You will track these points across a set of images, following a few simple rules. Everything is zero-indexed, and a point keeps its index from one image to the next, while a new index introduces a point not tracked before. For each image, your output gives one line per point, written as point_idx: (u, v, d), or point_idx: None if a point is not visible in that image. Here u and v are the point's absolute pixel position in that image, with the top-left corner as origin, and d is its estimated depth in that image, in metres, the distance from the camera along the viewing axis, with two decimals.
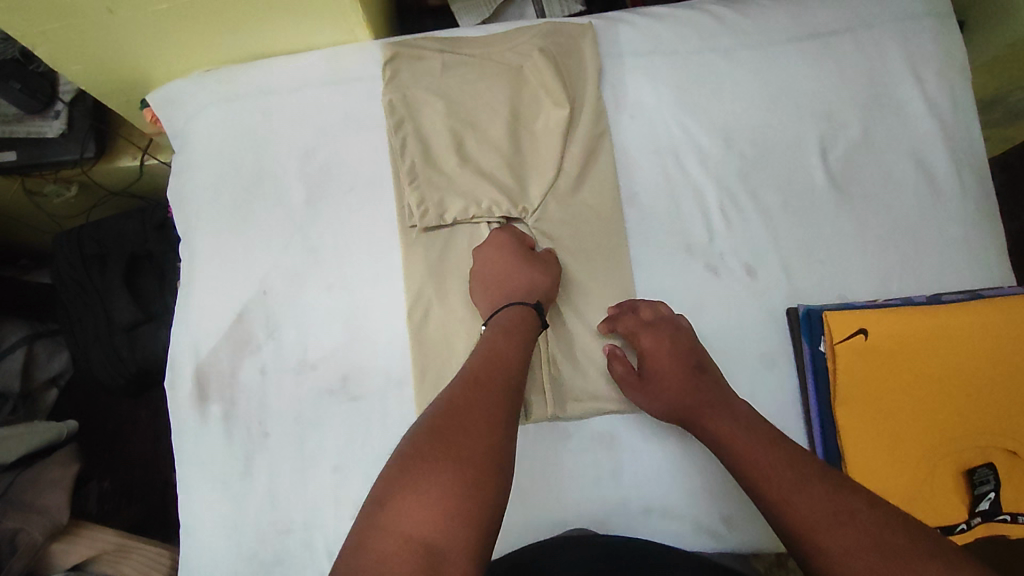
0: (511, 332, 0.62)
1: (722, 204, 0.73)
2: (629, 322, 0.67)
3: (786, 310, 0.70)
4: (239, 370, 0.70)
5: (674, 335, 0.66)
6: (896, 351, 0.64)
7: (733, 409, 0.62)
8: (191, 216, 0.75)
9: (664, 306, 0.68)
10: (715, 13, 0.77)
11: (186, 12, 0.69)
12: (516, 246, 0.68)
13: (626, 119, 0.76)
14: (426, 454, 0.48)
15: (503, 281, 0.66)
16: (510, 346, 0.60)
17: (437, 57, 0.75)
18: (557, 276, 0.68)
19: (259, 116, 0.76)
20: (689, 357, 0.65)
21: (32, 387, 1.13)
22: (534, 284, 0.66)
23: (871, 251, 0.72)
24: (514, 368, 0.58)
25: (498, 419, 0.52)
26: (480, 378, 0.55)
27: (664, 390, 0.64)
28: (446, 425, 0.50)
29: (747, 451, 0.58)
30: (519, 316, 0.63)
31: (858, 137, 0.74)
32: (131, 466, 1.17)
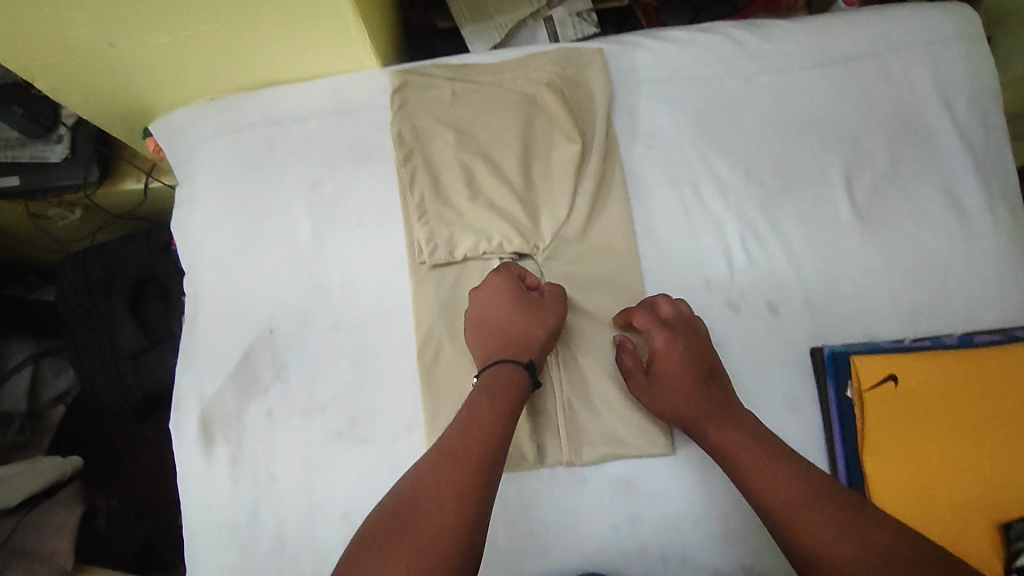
0: (494, 394, 0.59)
1: (744, 238, 0.70)
2: (644, 319, 0.65)
3: (810, 350, 0.67)
4: (246, 412, 0.69)
5: (689, 337, 0.64)
6: (929, 397, 0.62)
7: (739, 420, 0.60)
8: (194, 251, 0.73)
9: (685, 305, 0.66)
10: (735, 37, 0.74)
11: (189, 45, 0.67)
12: (514, 293, 0.65)
13: (643, 149, 0.72)
14: (388, 538, 0.49)
15: (500, 333, 0.64)
16: (493, 410, 0.58)
17: (447, 85, 0.73)
18: (553, 327, 0.64)
19: (264, 148, 0.74)
20: (701, 362, 0.63)
21: (39, 405, 1.12)
22: (528, 338, 0.63)
23: (902, 287, 0.69)
24: (495, 429, 0.57)
25: (467, 493, 0.52)
26: (453, 447, 0.55)
27: (672, 392, 0.63)
28: (411, 505, 0.51)
29: (750, 462, 0.57)
30: (508, 376, 0.61)
31: (886, 166, 0.71)
32: (140, 484, 1.16)
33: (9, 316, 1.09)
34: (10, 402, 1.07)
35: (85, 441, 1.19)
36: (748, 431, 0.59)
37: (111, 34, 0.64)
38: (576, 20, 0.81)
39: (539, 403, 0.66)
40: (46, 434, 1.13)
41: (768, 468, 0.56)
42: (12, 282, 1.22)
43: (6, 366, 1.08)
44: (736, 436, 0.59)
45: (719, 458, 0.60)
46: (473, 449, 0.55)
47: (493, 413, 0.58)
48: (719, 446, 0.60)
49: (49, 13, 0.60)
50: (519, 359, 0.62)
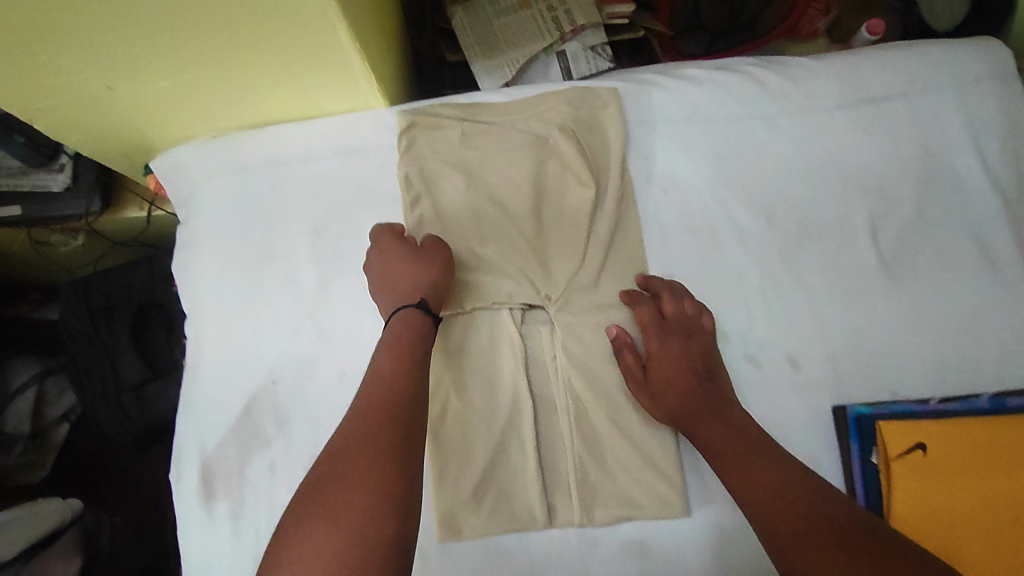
0: (393, 344, 0.59)
1: (764, 288, 0.67)
2: (646, 314, 0.65)
3: (831, 409, 0.64)
4: (248, 465, 0.67)
5: (686, 336, 0.64)
6: (962, 467, 0.60)
7: (727, 416, 0.60)
8: (196, 295, 0.71)
9: (690, 302, 0.65)
10: (755, 75, 0.71)
11: (190, 87, 0.65)
12: (401, 247, 0.65)
13: (659, 194, 0.70)
14: (313, 500, 0.49)
15: (393, 286, 0.63)
16: (392, 358, 0.58)
17: (456, 125, 0.71)
18: (442, 265, 0.64)
19: (267, 190, 0.72)
20: (698, 360, 0.63)
21: (42, 427, 1.09)
22: (419, 280, 0.63)
23: (930, 342, 0.65)
24: (408, 378, 0.57)
25: (391, 445, 0.52)
26: (369, 405, 0.55)
27: (666, 389, 0.62)
28: (336, 468, 0.51)
29: (725, 450, 0.58)
30: (404, 321, 0.60)
31: (913, 214, 0.68)
32: (141, 504, 1.16)
33: (12, 338, 1.13)
34: (13, 425, 1.04)
35: (91, 457, 1.18)
36: (737, 428, 0.59)
37: (110, 78, 0.62)
38: (590, 54, 0.78)
39: (549, 461, 0.65)
40: (48, 454, 1.10)
41: (730, 448, 0.58)
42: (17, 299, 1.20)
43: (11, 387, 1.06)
44: (723, 431, 0.59)
45: (710, 457, 0.59)
46: (390, 401, 0.55)
47: (400, 365, 0.57)
48: (710, 444, 0.59)
49: (45, 60, 0.58)
50: (411, 300, 0.61)
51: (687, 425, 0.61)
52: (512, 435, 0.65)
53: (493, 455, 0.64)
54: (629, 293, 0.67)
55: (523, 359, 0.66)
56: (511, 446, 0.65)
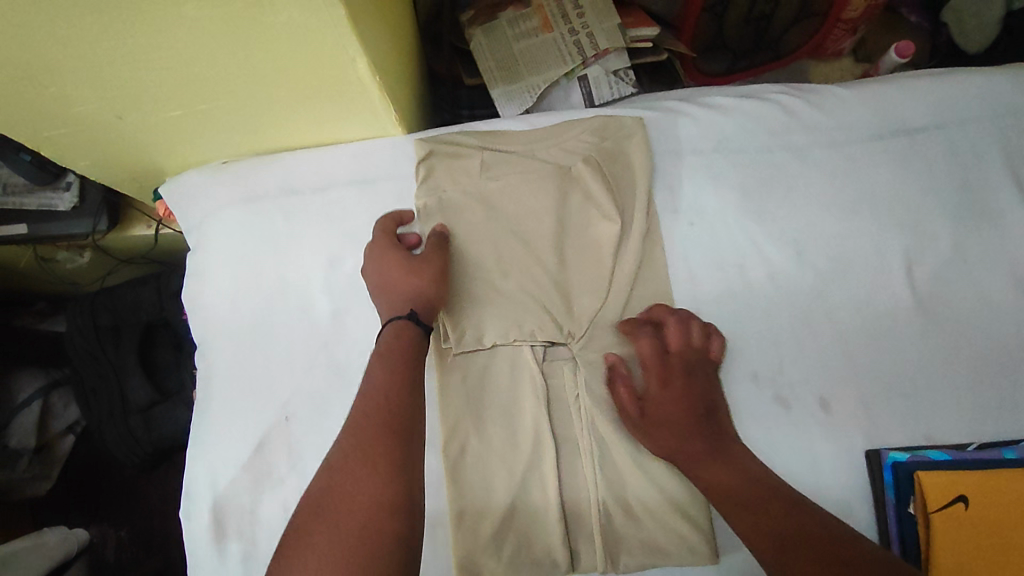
0: (385, 354, 0.57)
1: (794, 327, 0.65)
2: (647, 346, 0.62)
3: (865, 452, 0.62)
4: (260, 505, 0.64)
5: (689, 372, 0.60)
6: (1011, 524, 0.56)
7: (727, 451, 0.57)
8: (207, 327, 0.69)
9: (694, 334, 0.62)
10: (785, 104, 0.69)
11: (202, 117, 0.63)
12: (398, 253, 0.63)
13: (686, 228, 0.67)
14: (312, 515, 0.49)
15: (385, 294, 0.61)
16: (383, 366, 0.56)
17: (477, 154, 0.69)
18: (434, 275, 0.62)
19: (280, 219, 0.69)
20: (700, 398, 0.60)
21: (47, 439, 1.07)
22: (410, 290, 0.60)
23: (967, 386, 0.63)
24: (401, 385, 0.55)
25: (395, 443, 0.52)
26: (361, 416, 0.54)
27: (663, 428, 0.59)
28: (334, 482, 0.50)
29: (733, 495, 0.55)
30: (392, 332, 0.59)
31: (949, 252, 0.66)
32: (149, 516, 1.13)
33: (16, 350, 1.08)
34: (17, 439, 1.02)
35: (94, 470, 1.15)
36: (741, 470, 0.56)
37: (119, 108, 0.60)
38: (613, 79, 0.76)
39: (572, 507, 0.62)
40: (54, 466, 1.08)
41: (745, 490, 0.54)
42: (22, 310, 1.17)
43: (16, 401, 1.04)
44: (725, 472, 0.56)
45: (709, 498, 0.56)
46: (384, 411, 0.54)
47: (392, 372, 0.56)
48: (710, 484, 0.56)
49: (53, 92, 0.56)
50: (399, 312, 0.60)
51: (685, 465, 0.57)
52: (533, 479, 0.62)
53: (513, 500, 0.62)
54: (629, 324, 0.63)
55: (544, 401, 0.63)
56: (532, 490, 0.62)
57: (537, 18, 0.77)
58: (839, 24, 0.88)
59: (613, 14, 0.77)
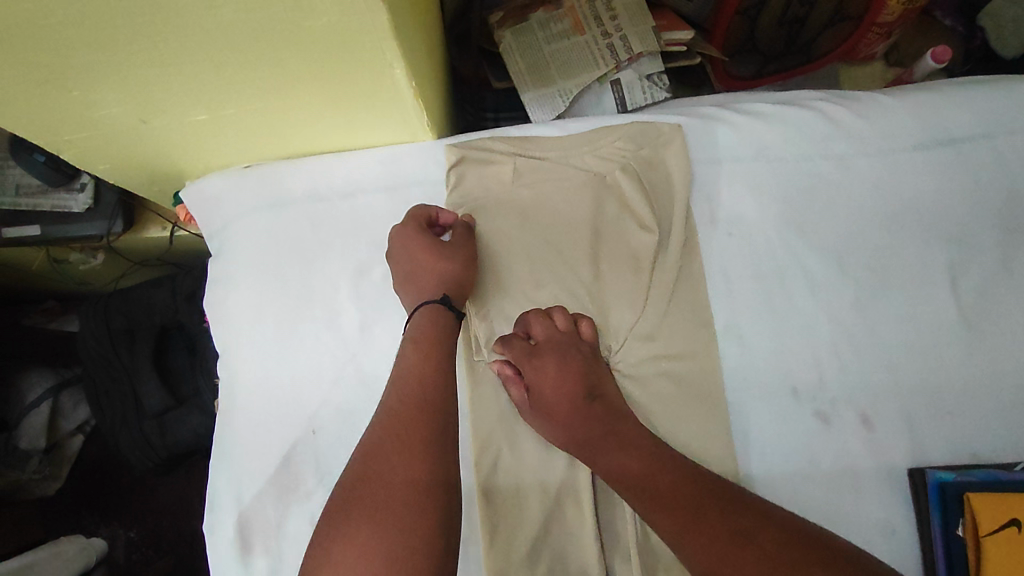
0: (418, 338, 0.56)
1: (835, 340, 0.63)
2: (517, 347, 0.60)
3: (909, 470, 0.60)
4: (286, 522, 0.61)
5: (561, 356, 0.59)
6: None
7: (615, 431, 0.56)
8: (230, 333, 0.67)
9: (559, 319, 0.61)
10: (825, 112, 0.68)
11: (229, 120, 0.61)
12: (425, 238, 0.61)
13: (725, 238, 0.66)
14: (351, 499, 0.47)
15: (416, 280, 0.60)
16: (416, 353, 0.55)
17: (509, 160, 0.67)
18: (465, 260, 0.62)
19: (307, 225, 0.68)
20: (579, 380, 0.58)
21: (57, 439, 1.05)
22: (442, 275, 0.60)
23: (1014, 403, 0.62)
24: (437, 368, 0.54)
25: (436, 423, 0.51)
26: (396, 399, 0.52)
27: (552, 417, 0.58)
28: (375, 462, 0.48)
29: (636, 482, 0.53)
30: (427, 317, 0.58)
31: (995, 264, 0.65)
32: (159, 516, 1.11)
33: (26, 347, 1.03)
34: (27, 440, 1.00)
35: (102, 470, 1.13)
36: (631, 447, 0.55)
37: (144, 112, 0.58)
38: (646, 84, 0.75)
39: (608, 524, 0.60)
40: (63, 466, 1.08)
41: (645, 475, 0.53)
42: (31, 309, 1.14)
43: (25, 400, 1.01)
44: (618, 456, 0.55)
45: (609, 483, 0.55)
46: (421, 393, 0.52)
47: (426, 356, 0.55)
48: (608, 468, 0.55)
49: (78, 95, 0.54)
50: (433, 296, 0.59)
51: (580, 453, 0.57)
52: (567, 495, 0.60)
53: (547, 517, 0.60)
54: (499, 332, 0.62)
55: None
56: (565, 507, 0.60)
57: (569, 20, 0.75)
58: (873, 28, 0.86)
59: (646, 17, 0.75)
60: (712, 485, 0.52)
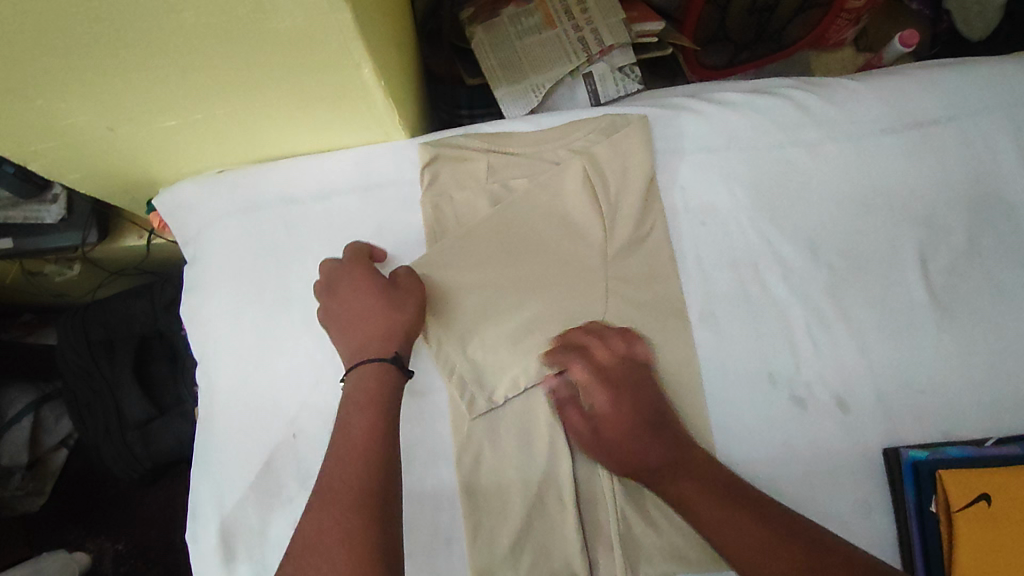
0: (360, 407, 0.54)
1: (810, 326, 0.64)
2: (579, 372, 0.60)
3: (882, 450, 0.61)
4: (269, 527, 0.61)
5: (631, 386, 0.60)
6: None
7: (686, 462, 0.56)
8: (208, 341, 0.67)
9: (618, 343, 0.62)
10: (795, 99, 0.69)
11: (197, 127, 0.61)
12: (369, 284, 0.60)
13: (698, 228, 0.67)
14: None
15: (360, 335, 0.58)
16: (361, 415, 0.54)
17: (482, 157, 0.67)
18: (417, 311, 0.60)
19: (281, 230, 0.67)
20: (644, 410, 0.59)
21: (40, 454, 1.04)
22: (394, 329, 0.58)
23: (983, 379, 0.63)
24: (381, 445, 0.53)
25: (370, 476, 0.51)
26: (333, 488, 0.50)
27: (621, 446, 0.58)
28: (314, 528, 0.48)
29: (707, 511, 0.53)
30: (372, 379, 0.56)
31: (964, 246, 0.66)
32: (147, 527, 1.10)
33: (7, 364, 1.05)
34: (9, 456, 0.99)
35: (88, 484, 1.12)
36: (700, 473, 0.56)
37: (111, 119, 0.58)
38: (619, 76, 0.75)
39: (591, 517, 0.60)
40: (47, 481, 1.06)
41: (715, 505, 0.53)
42: (8, 323, 1.12)
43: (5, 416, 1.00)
44: (686, 483, 0.55)
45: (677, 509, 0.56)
46: (362, 480, 0.50)
47: (373, 432, 0.53)
48: (677, 496, 0.55)
49: (40, 104, 0.54)
50: (383, 355, 0.57)
51: (651, 480, 0.57)
52: (550, 489, 0.60)
53: (529, 510, 0.60)
54: (551, 353, 0.62)
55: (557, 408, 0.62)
56: (548, 501, 0.60)
57: (540, 15, 0.75)
58: (842, 14, 0.88)
59: (617, 9, 0.75)
60: (775, 513, 0.52)
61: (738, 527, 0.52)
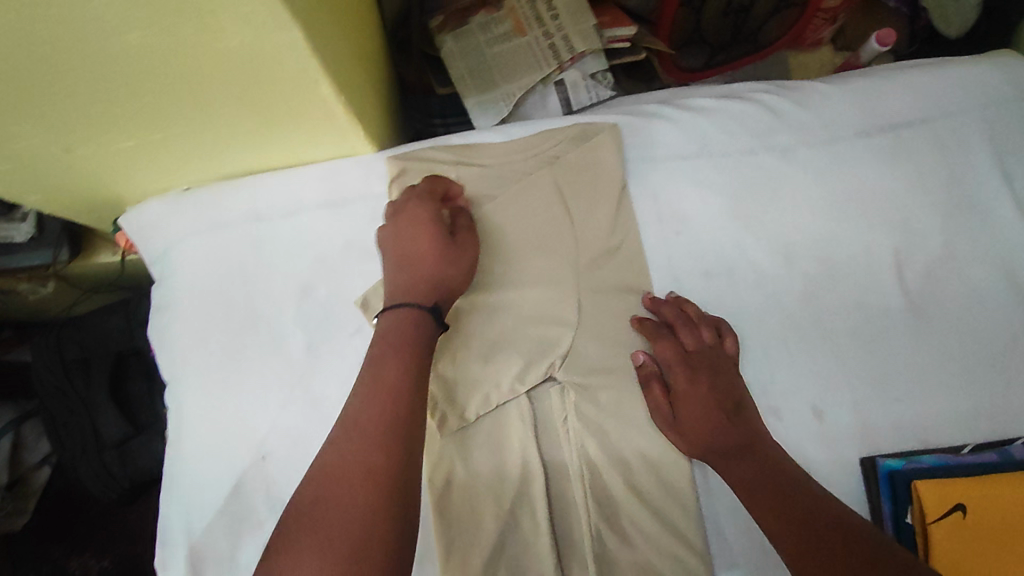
0: (396, 346, 0.52)
1: (785, 334, 0.64)
2: (665, 350, 0.61)
3: (860, 460, 0.61)
4: (239, 551, 0.61)
5: (713, 370, 0.60)
6: (1007, 532, 0.55)
7: (757, 450, 0.56)
8: (175, 363, 0.66)
9: (707, 331, 0.62)
10: (768, 103, 0.68)
11: (157, 146, 0.59)
12: (433, 225, 0.59)
13: (671, 237, 0.66)
14: (300, 535, 0.44)
15: (410, 272, 0.57)
16: (396, 361, 0.51)
17: (451, 170, 0.66)
18: (467, 272, 0.60)
19: (247, 248, 0.66)
20: (725, 397, 0.59)
21: (19, 472, 1.01)
22: (442, 280, 0.57)
23: (961, 386, 0.63)
24: (411, 396, 0.50)
25: (396, 424, 0.49)
26: (359, 426, 0.48)
27: (695, 426, 0.58)
28: (336, 463, 0.47)
29: (767, 498, 0.53)
30: (411, 321, 0.54)
31: (939, 250, 0.65)
32: (131, 542, 1.09)
33: None
34: None
35: (70, 502, 1.10)
36: (767, 463, 0.55)
37: (68, 140, 0.56)
38: (590, 82, 0.74)
39: (565, 533, 0.60)
40: (30, 499, 1.03)
41: (778, 494, 0.53)
42: None
43: None
44: (753, 469, 0.55)
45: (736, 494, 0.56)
46: (389, 424, 0.48)
47: (406, 378, 0.51)
48: (740, 478, 0.55)
49: None
50: (422, 302, 0.55)
51: (717, 461, 0.57)
52: (523, 506, 0.60)
53: (502, 529, 0.59)
54: (642, 328, 0.62)
55: (530, 423, 0.61)
56: (521, 518, 0.60)
57: (510, 22, 0.73)
58: (818, 13, 0.87)
59: (588, 14, 0.74)
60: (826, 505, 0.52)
61: (793, 517, 0.51)
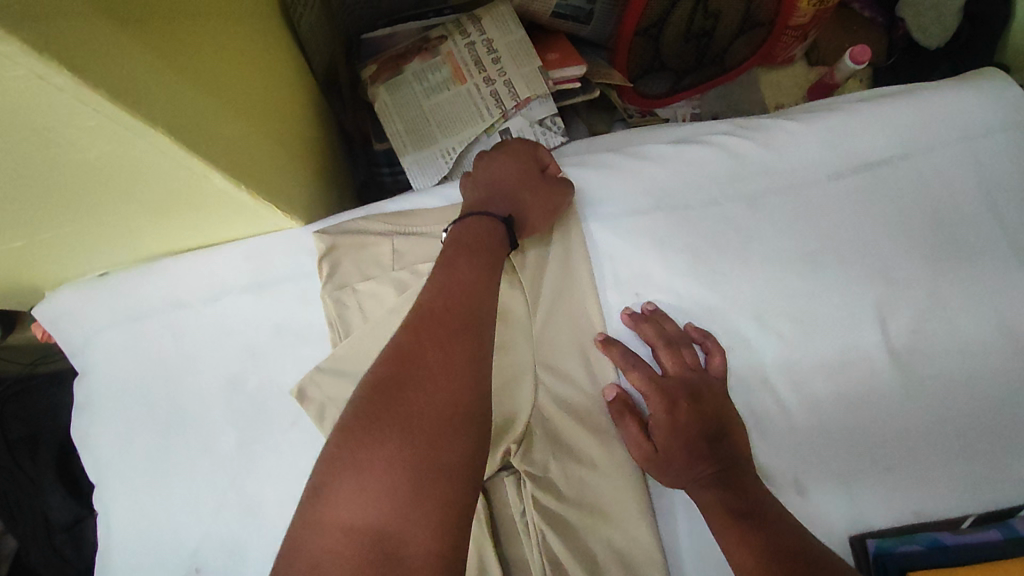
0: (476, 254, 0.50)
1: (760, 403, 0.58)
2: (639, 380, 0.56)
3: (848, 540, 0.55)
4: None
5: (691, 395, 0.55)
6: None
7: (739, 470, 0.53)
8: (97, 468, 0.60)
9: (690, 354, 0.58)
10: (729, 147, 0.63)
11: (50, 243, 0.52)
12: (529, 163, 0.60)
13: (631, 299, 0.61)
14: (368, 425, 0.38)
15: (492, 194, 0.58)
16: (472, 268, 0.49)
17: (385, 242, 0.61)
18: (546, 212, 0.58)
19: (169, 339, 0.61)
20: (707, 422, 0.54)
21: None
22: (520, 207, 0.57)
23: (957, 450, 0.57)
24: (487, 300, 0.47)
25: (475, 326, 0.45)
26: (439, 315, 0.44)
27: (671, 456, 0.54)
28: (413, 350, 0.42)
29: (731, 529, 0.49)
30: (484, 226, 0.54)
31: (926, 299, 0.59)
32: None
33: None
34: None
35: None
36: (746, 491, 0.51)
37: None
38: (539, 129, 0.68)
39: None
40: None
41: (747, 524, 0.48)
42: None
43: None
44: (726, 496, 0.51)
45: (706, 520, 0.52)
46: (470, 325, 0.44)
47: (482, 283, 0.48)
48: (713, 504, 0.51)
49: None
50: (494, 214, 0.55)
51: (691, 487, 0.54)
52: None
53: None
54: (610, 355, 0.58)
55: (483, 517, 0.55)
56: None
57: (447, 67, 0.69)
58: (787, 31, 0.81)
59: (531, 54, 0.68)
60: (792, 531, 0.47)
61: (750, 542, 0.47)
